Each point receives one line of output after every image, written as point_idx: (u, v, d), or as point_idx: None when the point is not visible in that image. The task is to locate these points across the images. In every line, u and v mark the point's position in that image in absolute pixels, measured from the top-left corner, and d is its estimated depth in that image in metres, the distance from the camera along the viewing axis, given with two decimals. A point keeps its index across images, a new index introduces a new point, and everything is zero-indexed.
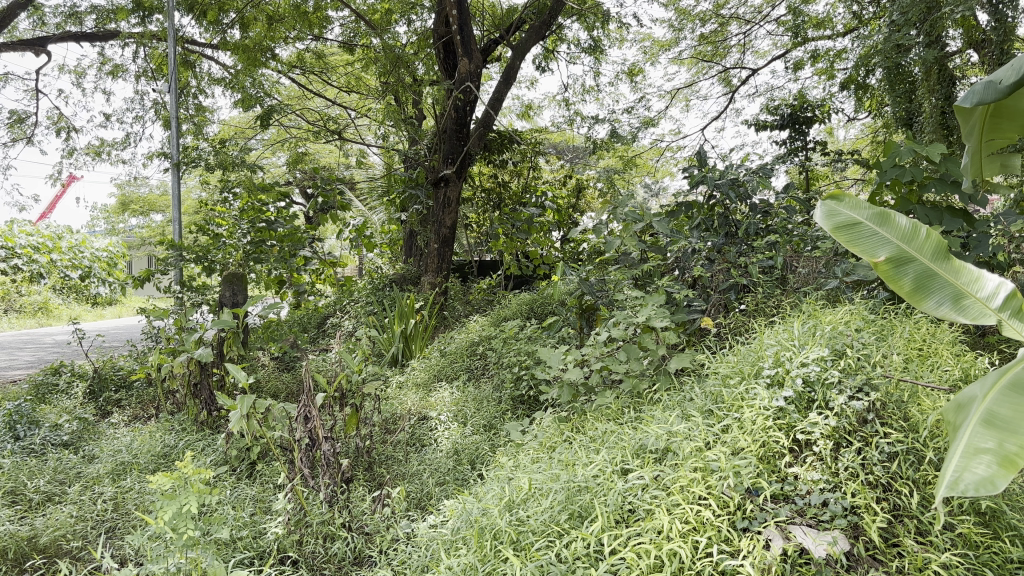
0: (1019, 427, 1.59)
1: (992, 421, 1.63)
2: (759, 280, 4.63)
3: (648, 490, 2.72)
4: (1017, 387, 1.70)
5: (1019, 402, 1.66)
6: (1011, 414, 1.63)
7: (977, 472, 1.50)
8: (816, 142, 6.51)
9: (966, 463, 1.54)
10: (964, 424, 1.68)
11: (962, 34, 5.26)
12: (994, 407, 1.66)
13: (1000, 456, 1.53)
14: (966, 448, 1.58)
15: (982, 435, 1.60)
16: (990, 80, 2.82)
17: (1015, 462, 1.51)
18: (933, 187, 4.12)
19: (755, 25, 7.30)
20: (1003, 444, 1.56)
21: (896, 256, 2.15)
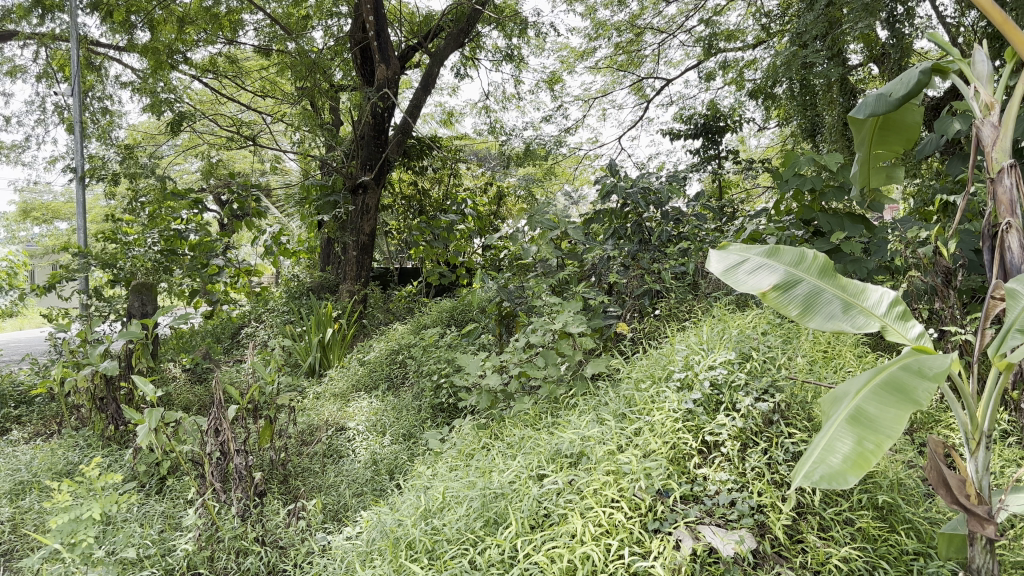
0: (880, 425, 1.67)
1: (857, 418, 1.72)
2: (672, 286, 4.74)
3: (561, 495, 2.74)
4: (890, 379, 1.77)
5: (887, 396, 1.73)
6: (876, 411, 1.71)
7: (829, 475, 1.62)
8: (727, 151, 6.68)
9: (822, 462, 1.65)
10: (834, 417, 1.77)
11: (862, 48, 5.49)
12: (863, 403, 1.74)
13: (854, 455, 1.64)
14: (825, 447, 1.69)
15: (845, 432, 1.70)
16: (880, 93, 2.96)
17: (865, 465, 1.62)
18: (832, 196, 4.31)
19: (668, 36, 7.47)
20: (861, 443, 1.66)
21: (786, 279, 2.26)
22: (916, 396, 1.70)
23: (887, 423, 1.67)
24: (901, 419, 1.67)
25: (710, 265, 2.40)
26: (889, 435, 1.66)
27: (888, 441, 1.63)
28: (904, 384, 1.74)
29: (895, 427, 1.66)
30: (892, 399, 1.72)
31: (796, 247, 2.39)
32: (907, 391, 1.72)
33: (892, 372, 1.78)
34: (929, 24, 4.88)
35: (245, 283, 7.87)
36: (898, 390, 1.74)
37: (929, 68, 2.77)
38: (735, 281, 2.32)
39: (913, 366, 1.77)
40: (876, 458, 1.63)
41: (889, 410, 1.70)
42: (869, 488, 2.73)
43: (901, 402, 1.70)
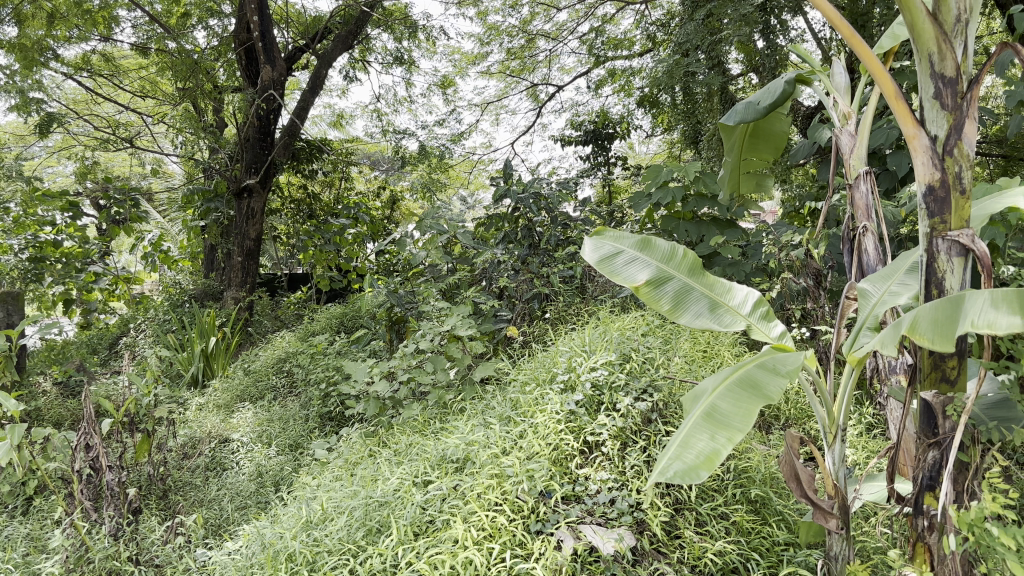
0: (732, 421, 1.75)
1: (712, 415, 1.79)
2: (560, 289, 4.79)
3: (445, 500, 2.73)
4: (746, 380, 1.87)
5: (741, 395, 1.82)
6: (730, 409, 1.79)
7: (683, 467, 1.67)
8: (617, 158, 6.81)
9: (678, 454, 1.71)
10: (692, 414, 1.84)
11: (742, 58, 5.69)
12: (718, 402, 1.83)
13: (707, 449, 1.71)
14: (681, 443, 1.75)
15: (700, 428, 1.77)
16: (748, 102, 3.05)
17: (717, 458, 1.68)
18: (698, 204, 4.51)
19: (559, 43, 7.54)
20: (714, 438, 1.73)
21: (657, 274, 2.31)
22: (767, 395, 1.80)
23: (738, 418, 1.75)
24: (751, 415, 1.76)
25: (584, 255, 2.42)
26: (740, 431, 1.74)
27: (738, 435, 1.71)
28: (757, 384, 1.84)
29: (745, 422, 1.74)
30: (745, 398, 1.81)
31: (666, 242, 2.46)
32: (759, 390, 1.82)
33: (748, 374, 1.89)
34: (801, 37, 5.10)
35: (123, 291, 7.52)
36: (751, 389, 1.83)
37: (794, 78, 2.90)
38: (609, 272, 2.35)
39: (768, 364, 1.92)
40: (726, 451, 1.70)
41: (741, 408, 1.78)
42: (743, 482, 2.84)
43: (752, 400, 1.80)
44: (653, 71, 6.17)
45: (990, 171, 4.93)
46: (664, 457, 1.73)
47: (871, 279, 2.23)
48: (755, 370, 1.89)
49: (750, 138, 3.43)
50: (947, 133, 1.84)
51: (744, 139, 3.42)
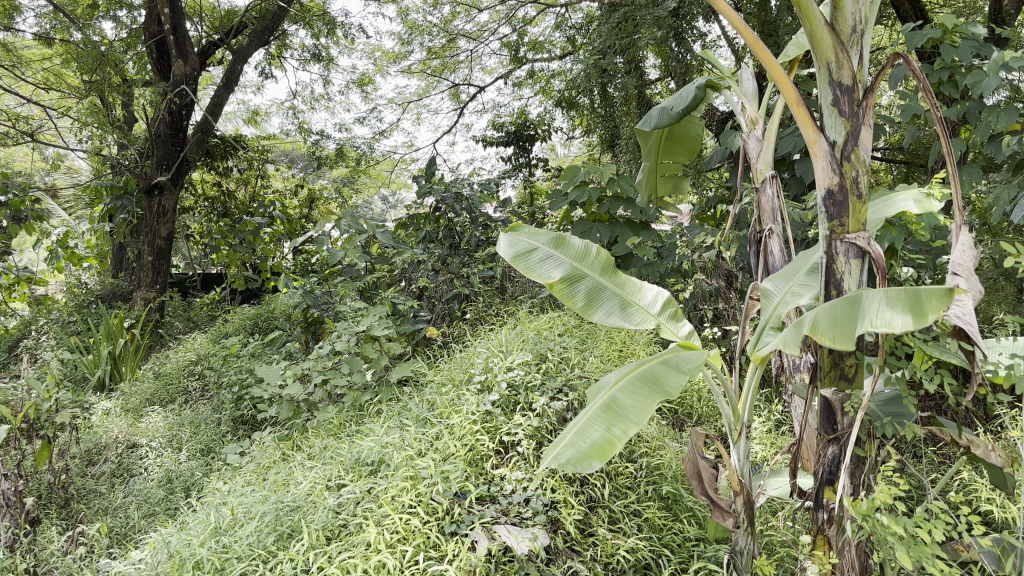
0: (629, 415, 1.79)
1: (611, 407, 1.83)
2: (480, 289, 4.79)
3: (359, 504, 2.68)
4: (648, 375, 1.90)
5: (641, 389, 1.86)
6: (629, 402, 1.83)
7: (574, 456, 1.70)
8: (538, 159, 6.83)
9: (571, 443, 1.74)
10: (592, 405, 1.87)
11: (659, 63, 5.79)
12: (619, 394, 1.86)
13: (601, 439, 1.74)
14: (575, 431, 1.78)
15: (598, 419, 1.80)
16: (662, 107, 3.10)
17: (610, 449, 1.71)
18: (610, 205, 4.58)
19: (480, 43, 7.52)
20: (609, 430, 1.76)
21: (571, 273, 2.33)
22: (666, 391, 1.83)
23: (635, 413, 1.79)
24: (648, 409, 1.79)
25: (499, 251, 2.41)
26: (635, 424, 1.78)
27: (633, 429, 1.74)
28: (657, 380, 1.88)
29: (642, 417, 1.78)
30: (644, 393, 1.84)
31: (580, 241, 2.48)
32: (659, 386, 1.85)
33: (650, 369, 1.92)
34: (714, 44, 5.23)
35: (25, 291, 7.19)
36: (652, 384, 1.87)
37: (705, 83, 2.96)
38: (524, 268, 2.34)
39: (672, 361, 1.95)
40: (619, 443, 1.73)
41: (640, 402, 1.82)
42: (655, 479, 2.88)
43: (652, 395, 1.83)
44: (573, 74, 6.22)
45: (890, 177, 5.14)
46: (557, 445, 1.75)
47: (775, 278, 2.30)
48: (657, 366, 1.93)
49: (666, 142, 3.51)
50: (845, 140, 1.91)
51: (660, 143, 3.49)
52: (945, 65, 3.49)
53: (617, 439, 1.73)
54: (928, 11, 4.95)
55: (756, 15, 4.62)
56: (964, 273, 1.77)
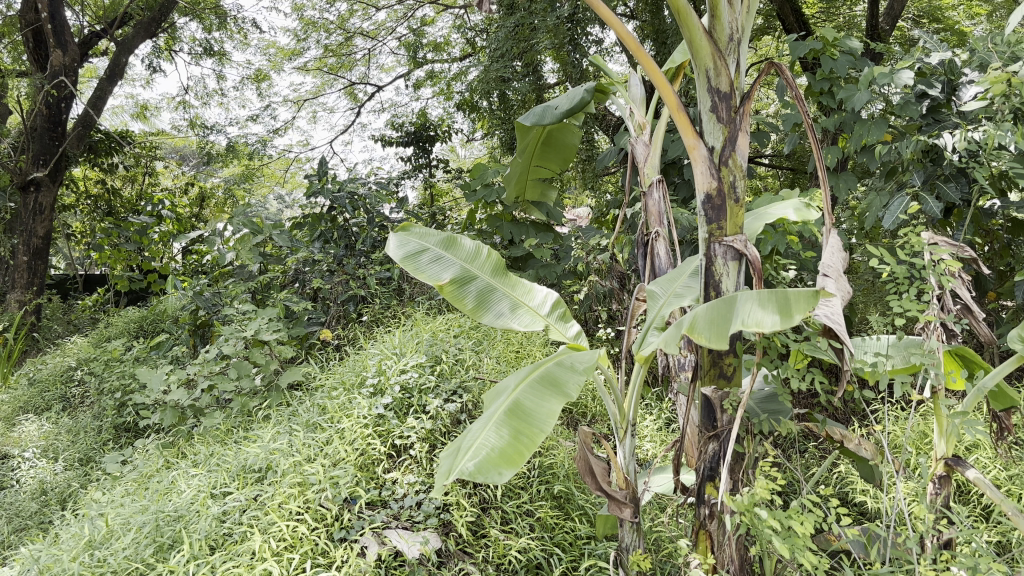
0: (535, 420, 1.77)
1: (515, 411, 1.80)
2: (376, 291, 4.73)
3: (244, 512, 2.58)
4: (546, 379, 1.90)
5: (544, 393, 1.85)
6: (532, 407, 1.81)
7: (488, 462, 1.63)
8: (437, 161, 6.79)
9: (481, 449, 1.67)
10: (494, 409, 1.83)
11: (557, 68, 5.84)
12: (521, 398, 1.84)
13: (512, 445, 1.70)
14: (482, 436, 1.72)
15: (504, 423, 1.76)
16: (545, 105, 3.13)
17: (520, 455, 1.68)
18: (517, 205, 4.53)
19: (377, 42, 7.42)
20: (516, 435, 1.73)
21: (462, 274, 2.31)
22: (567, 395, 1.85)
23: (541, 418, 1.78)
24: (552, 415, 1.80)
25: (389, 251, 2.37)
26: (540, 429, 1.77)
27: (542, 435, 1.73)
28: (557, 383, 1.89)
29: (547, 423, 1.77)
30: (547, 397, 1.84)
31: (470, 243, 2.47)
32: (559, 389, 1.86)
33: (548, 373, 1.93)
34: (609, 51, 5.32)
35: None
36: (552, 388, 1.87)
37: (593, 87, 3.01)
38: (414, 269, 2.32)
39: (566, 362, 1.99)
40: (529, 448, 1.71)
41: (545, 407, 1.81)
42: (547, 479, 2.90)
43: (554, 400, 1.83)
44: (472, 76, 6.21)
45: (775, 182, 5.34)
46: (465, 452, 1.68)
47: (660, 280, 2.38)
48: (554, 369, 1.94)
49: (543, 147, 3.73)
50: (722, 145, 1.98)
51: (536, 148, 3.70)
52: (826, 76, 3.65)
53: (529, 447, 1.69)
54: (809, 25, 5.17)
55: (649, 23, 4.72)
56: (833, 275, 1.85)
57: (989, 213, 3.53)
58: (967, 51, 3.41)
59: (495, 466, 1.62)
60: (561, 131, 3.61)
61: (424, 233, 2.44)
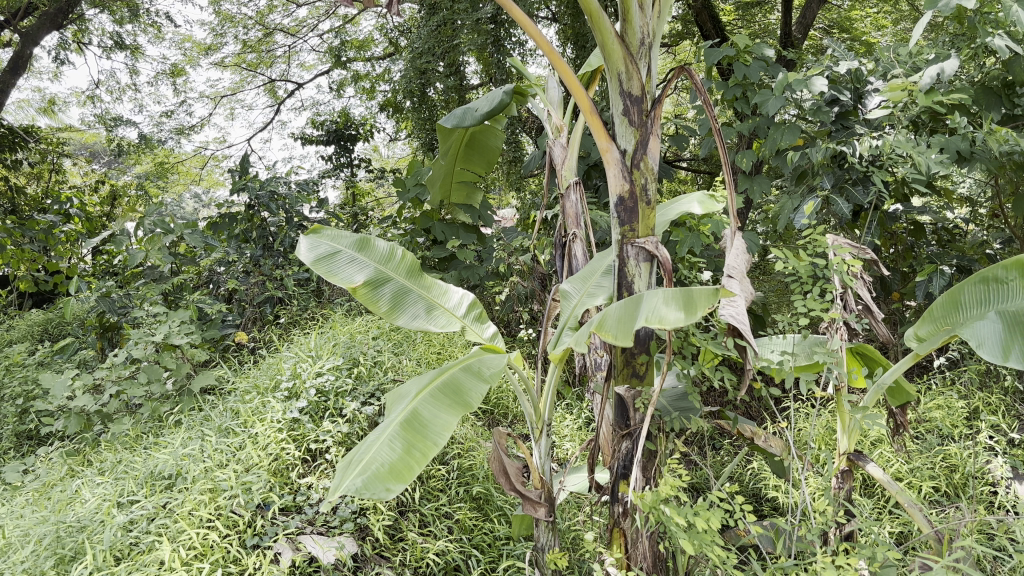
0: (429, 433, 1.77)
1: (411, 423, 1.78)
2: (294, 292, 4.65)
3: (152, 520, 2.47)
4: (448, 387, 1.91)
5: (443, 404, 1.85)
6: (429, 419, 1.81)
7: (377, 478, 1.62)
8: (359, 161, 6.70)
9: (371, 464, 1.65)
10: (390, 420, 1.81)
11: (479, 69, 5.83)
12: (419, 408, 1.83)
13: (403, 459, 1.69)
14: (374, 449, 1.70)
15: (398, 436, 1.75)
16: (467, 107, 3.10)
17: (409, 470, 1.66)
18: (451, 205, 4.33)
19: (298, 40, 7.28)
20: (409, 449, 1.72)
21: (375, 276, 2.28)
22: (467, 404, 1.87)
23: (436, 429, 1.78)
24: (448, 427, 1.80)
25: (299, 253, 2.31)
26: (434, 443, 1.77)
27: (434, 450, 1.73)
28: (458, 394, 1.89)
29: (442, 435, 1.77)
30: (444, 408, 1.84)
31: (383, 243, 2.44)
32: (459, 400, 1.87)
33: (451, 381, 1.93)
34: (531, 53, 5.33)
35: None
36: (452, 398, 1.88)
37: (512, 89, 3.03)
38: (326, 271, 2.27)
39: (473, 368, 2.00)
40: (420, 463, 1.70)
41: (441, 418, 1.81)
42: (466, 480, 2.89)
43: (451, 410, 1.84)
44: (394, 74, 6.15)
45: (693, 185, 5.45)
46: (354, 466, 1.66)
47: (573, 280, 2.41)
48: (458, 377, 1.94)
49: (466, 150, 3.73)
50: (634, 147, 2.01)
51: (459, 149, 3.68)
52: (740, 81, 3.72)
53: (417, 461, 1.69)
54: (726, 32, 5.29)
55: (570, 26, 4.75)
56: (738, 276, 1.90)
57: (892, 216, 3.68)
58: (873, 61, 3.54)
59: (384, 480, 1.61)
60: (484, 132, 3.63)
61: (336, 236, 2.39)
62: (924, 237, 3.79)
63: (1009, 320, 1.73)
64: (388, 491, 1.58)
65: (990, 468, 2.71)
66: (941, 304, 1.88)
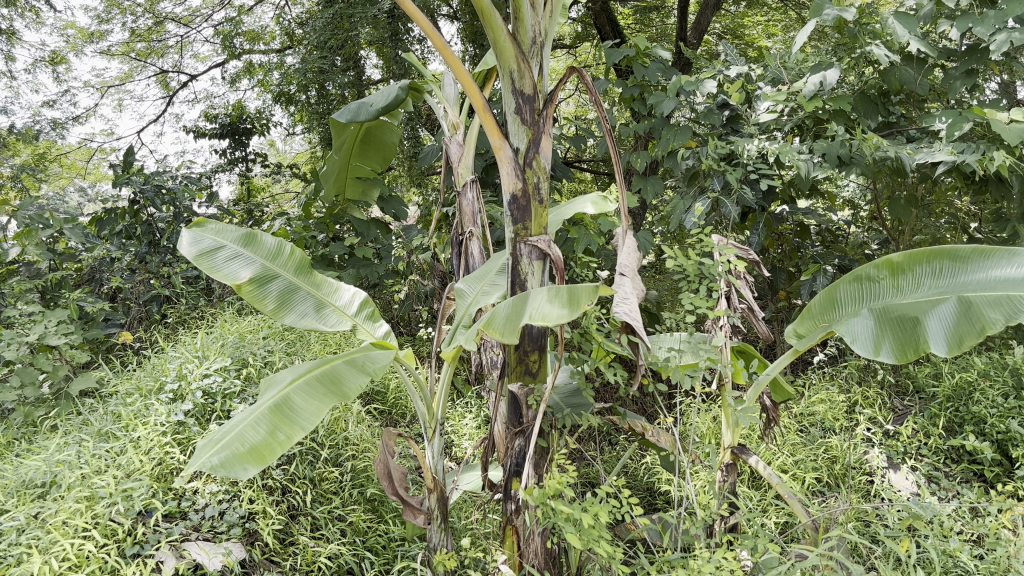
0: (297, 418, 1.76)
1: (281, 407, 1.78)
2: (182, 291, 4.48)
3: (22, 533, 2.29)
4: (327, 375, 1.88)
5: (318, 391, 1.83)
6: (300, 404, 1.79)
7: (231, 458, 1.63)
8: (255, 156, 6.49)
9: (229, 445, 1.66)
10: (260, 403, 1.80)
11: (378, 65, 5.74)
12: (292, 394, 1.81)
13: (264, 443, 1.69)
14: (236, 430, 1.71)
15: (264, 418, 1.74)
16: (361, 103, 3.04)
17: (268, 455, 1.67)
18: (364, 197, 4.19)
19: (191, 30, 6.98)
20: (272, 433, 1.72)
21: (262, 272, 2.22)
22: (343, 394, 1.83)
23: (305, 416, 1.77)
24: (319, 414, 1.78)
25: (179, 248, 2.20)
26: (302, 428, 1.76)
27: (298, 436, 1.72)
28: (335, 382, 1.86)
29: (311, 422, 1.76)
30: (319, 394, 1.82)
31: (271, 238, 2.36)
32: (336, 388, 1.84)
33: (331, 370, 1.90)
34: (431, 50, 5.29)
35: None
36: (328, 386, 1.85)
37: (408, 85, 2.99)
38: (208, 268, 2.18)
39: (357, 361, 1.95)
40: (282, 448, 1.70)
41: (312, 404, 1.80)
42: (360, 482, 2.84)
43: (326, 397, 1.82)
44: (290, 68, 5.99)
45: (591, 184, 5.51)
46: (214, 445, 1.66)
47: (466, 278, 2.41)
48: (339, 367, 1.91)
49: (362, 145, 3.67)
50: (527, 146, 2.02)
51: (355, 145, 3.62)
52: (637, 82, 3.78)
53: (278, 446, 1.69)
54: (623, 34, 5.37)
55: (470, 24, 4.73)
56: (627, 274, 1.92)
57: (778, 218, 3.81)
58: (761, 66, 3.64)
59: (238, 460, 1.62)
60: (381, 127, 3.59)
61: (221, 228, 2.29)
62: (808, 237, 3.94)
63: (879, 316, 1.81)
64: (241, 474, 1.60)
65: (867, 458, 2.84)
66: (819, 301, 1.94)
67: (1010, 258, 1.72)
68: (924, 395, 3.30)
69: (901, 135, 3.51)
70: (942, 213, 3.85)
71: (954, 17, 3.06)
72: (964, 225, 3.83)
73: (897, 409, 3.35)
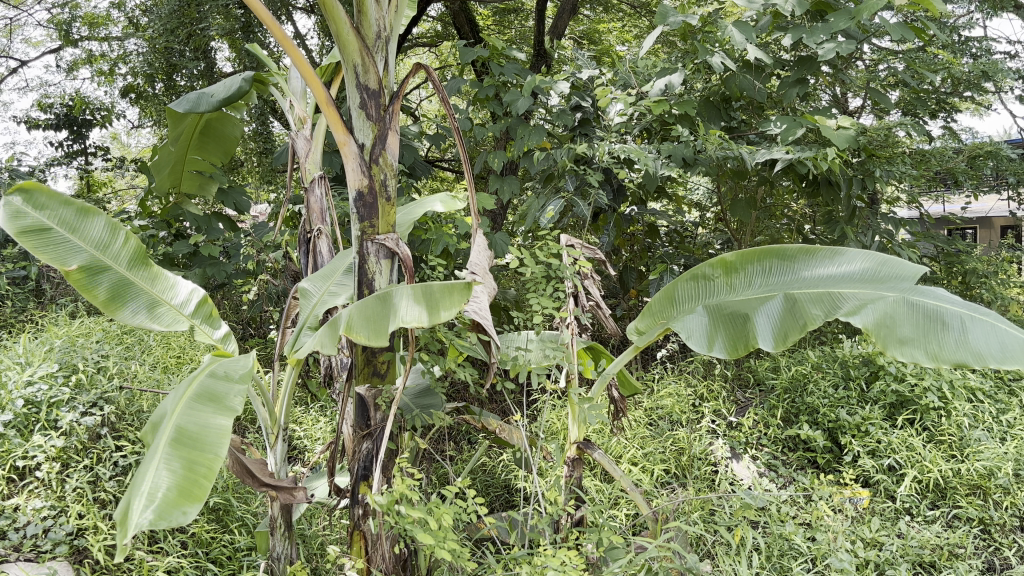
0: (205, 443, 1.54)
1: (179, 437, 1.53)
2: (7, 291, 4.12)
3: None
4: (203, 393, 1.67)
5: (208, 412, 1.62)
6: (198, 429, 1.57)
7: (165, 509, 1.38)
8: (95, 149, 6.08)
9: (153, 493, 1.40)
10: (151, 441, 1.53)
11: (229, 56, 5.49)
12: (181, 421, 1.57)
13: (190, 480, 1.46)
14: (149, 474, 1.44)
15: (171, 454, 1.49)
16: (200, 93, 2.89)
17: (199, 493, 1.44)
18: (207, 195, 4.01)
19: (21, 12, 6.45)
20: (190, 466, 1.48)
21: (91, 264, 2.04)
22: (232, 409, 1.65)
23: (212, 439, 1.56)
24: (222, 432, 1.59)
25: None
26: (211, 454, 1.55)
27: (217, 462, 1.51)
28: (218, 399, 1.66)
29: (220, 444, 1.56)
30: (210, 415, 1.61)
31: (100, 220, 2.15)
32: (223, 404, 1.65)
33: (203, 387, 1.69)
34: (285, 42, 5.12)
35: None
36: (214, 405, 1.64)
37: (252, 76, 2.88)
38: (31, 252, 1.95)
39: (218, 373, 1.77)
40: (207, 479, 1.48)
41: (209, 425, 1.59)
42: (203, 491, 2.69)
43: (217, 416, 1.62)
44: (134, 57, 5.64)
45: (451, 185, 5.49)
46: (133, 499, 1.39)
47: (313, 278, 2.35)
48: (210, 382, 1.71)
49: (201, 137, 3.49)
50: (372, 142, 1.98)
51: (194, 137, 3.44)
52: (493, 82, 3.74)
53: (207, 477, 1.47)
54: (481, 36, 5.37)
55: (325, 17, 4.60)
56: (480, 271, 1.92)
57: (628, 218, 3.92)
58: (612, 70, 3.73)
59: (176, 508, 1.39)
60: (222, 119, 3.43)
61: (47, 206, 2.03)
62: (658, 237, 4.07)
63: (713, 312, 1.87)
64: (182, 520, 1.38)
65: (712, 450, 2.95)
66: (658, 300, 1.96)
67: (832, 258, 1.85)
68: (764, 387, 3.47)
69: (742, 140, 3.66)
70: (780, 216, 4.06)
71: (789, 28, 3.22)
72: (799, 227, 4.06)
73: (740, 401, 3.50)
